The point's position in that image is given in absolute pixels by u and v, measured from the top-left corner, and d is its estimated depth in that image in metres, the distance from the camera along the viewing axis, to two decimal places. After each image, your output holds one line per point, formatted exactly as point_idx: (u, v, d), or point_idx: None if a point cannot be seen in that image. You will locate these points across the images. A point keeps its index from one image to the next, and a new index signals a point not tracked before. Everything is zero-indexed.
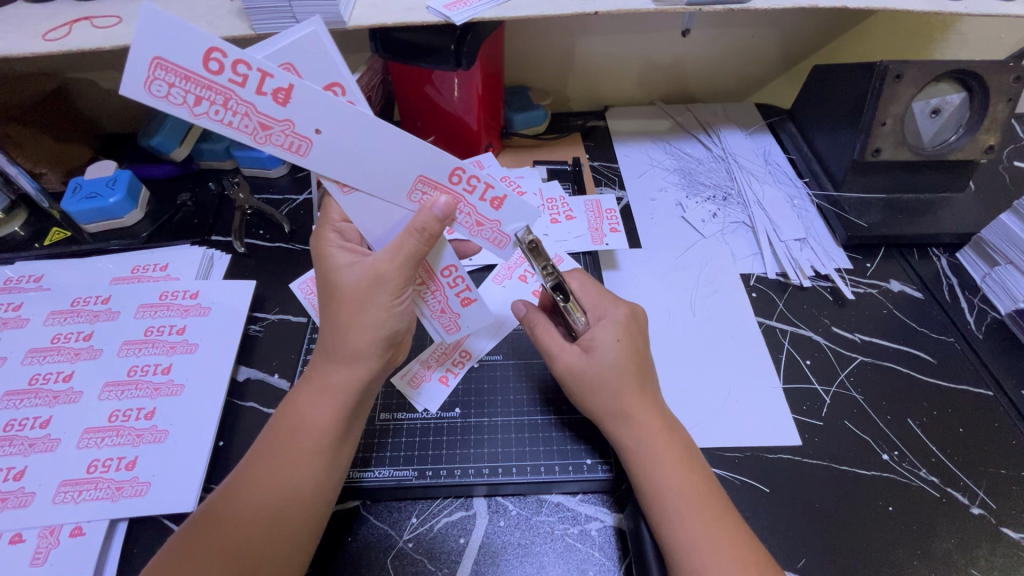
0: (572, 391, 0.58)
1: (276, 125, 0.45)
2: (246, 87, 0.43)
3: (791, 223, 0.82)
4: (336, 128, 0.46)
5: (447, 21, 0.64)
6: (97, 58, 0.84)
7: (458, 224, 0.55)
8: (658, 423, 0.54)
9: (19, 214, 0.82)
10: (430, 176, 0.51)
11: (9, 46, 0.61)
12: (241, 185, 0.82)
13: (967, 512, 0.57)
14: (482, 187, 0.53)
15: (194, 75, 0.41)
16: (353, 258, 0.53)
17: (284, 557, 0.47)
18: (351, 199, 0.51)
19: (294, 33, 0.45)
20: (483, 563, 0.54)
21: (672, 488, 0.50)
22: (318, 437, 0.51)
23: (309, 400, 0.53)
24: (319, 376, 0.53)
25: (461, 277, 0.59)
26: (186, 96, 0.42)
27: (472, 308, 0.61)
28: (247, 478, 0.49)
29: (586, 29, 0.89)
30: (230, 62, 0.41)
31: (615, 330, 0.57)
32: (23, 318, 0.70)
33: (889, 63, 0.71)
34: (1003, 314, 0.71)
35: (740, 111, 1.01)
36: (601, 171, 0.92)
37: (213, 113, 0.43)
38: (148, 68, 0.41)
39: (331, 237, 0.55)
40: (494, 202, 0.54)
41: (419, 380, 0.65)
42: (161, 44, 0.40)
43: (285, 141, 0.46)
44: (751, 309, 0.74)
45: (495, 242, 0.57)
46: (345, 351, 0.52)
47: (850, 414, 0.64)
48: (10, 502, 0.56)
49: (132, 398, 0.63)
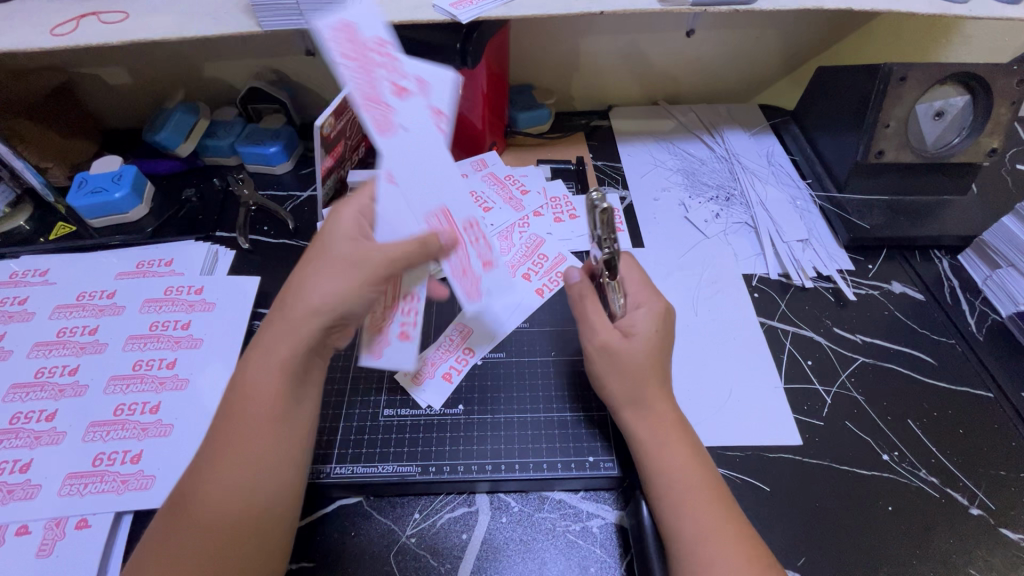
0: (596, 367, 0.58)
1: (382, 103, 0.58)
2: (383, 76, 0.59)
3: (794, 224, 0.82)
4: (414, 131, 0.59)
5: (454, 19, 0.65)
6: (103, 53, 0.85)
7: (446, 262, 0.59)
8: (673, 419, 0.55)
9: (25, 208, 0.83)
10: (451, 215, 0.59)
11: (17, 41, 0.61)
12: (246, 181, 0.85)
13: (967, 512, 0.57)
14: (479, 243, 0.61)
15: (360, 48, 0.58)
16: (353, 235, 0.56)
17: (267, 529, 0.48)
18: (387, 189, 0.58)
19: (441, 77, 0.62)
20: (484, 559, 0.55)
21: (685, 480, 0.51)
22: (273, 403, 0.51)
23: (256, 370, 0.51)
24: (264, 341, 0.52)
25: (416, 309, 0.61)
26: (344, 54, 0.57)
27: (403, 344, 0.59)
28: (209, 460, 0.49)
29: (591, 29, 0.89)
30: (387, 56, 0.60)
31: (648, 321, 0.58)
32: (29, 312, 0.71)
33: (893, 65, 0.71)
34: (1004, 317, 0.71)
35: (743, 112, 1.01)
36: (604, 171, 0.92)
37: (348, 67, 0.57)
38: (342, 32, 0.59)
39: (348, 209, 0.57)
40: (484, 262, 0.61)
41: (419, 374, 0.65)
42: (368, 31, 0.60)
43: (377, 116, 0.57)
44: (753, 308, 0.74)
45: (468, 292, 0.59)
46: (301, 312, 0.52)
47: (850, 415, 0.64)
48: (17, 494, 0.57)
49: (137, 392, 0.63)
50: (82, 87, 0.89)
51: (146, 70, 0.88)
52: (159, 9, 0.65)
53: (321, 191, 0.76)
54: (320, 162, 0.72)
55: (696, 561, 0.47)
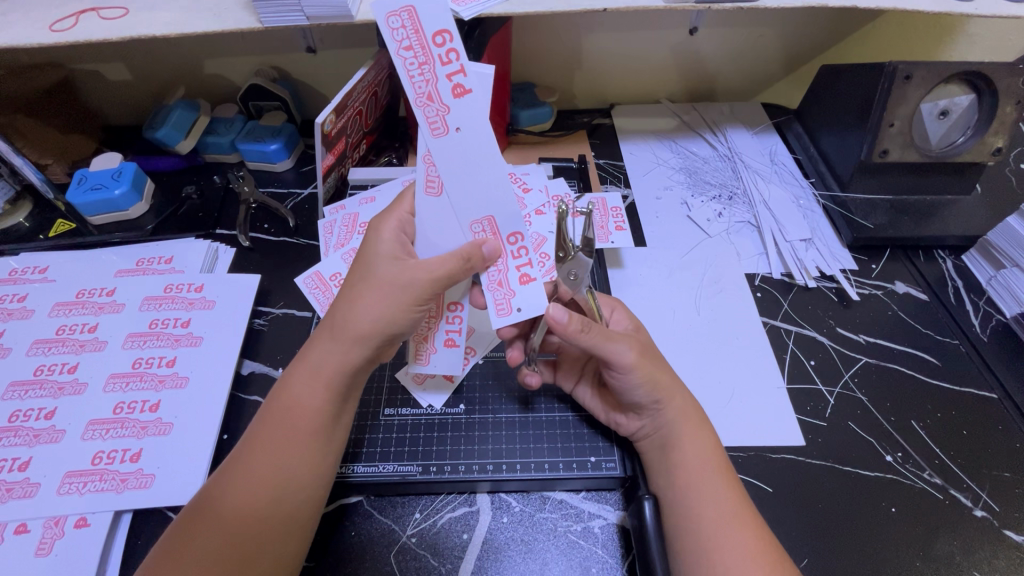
0: (639, 377, 0.54)
1: (437, 103, 0.53)
2: (442, 72, 0.52)
3: (798, 223, 0.81)
4: (470, 137, 0.53)
5: (455, 16, 0.64)
6: (102, 50, 0.84)
7: (485, 272, 0.58)
8: (689, 412, 0.56)
9: (24, 205, 0.82)
10: (497, 222, 0.57)
11: (15, 36, 0.61)
12: (246, 178, 0.84)
13: (970, 514, 0.57)
14: (523, 259, 0.58)
15: (418, 35, 0.51)
16: (391, 250, 0.56)
17: (284, 541, 0.48)
18: (430, 199, 0.57)
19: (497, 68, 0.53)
20: (485, 559, 0.54)
21: (694, 479, 0.52)
22: (310, 412, 0.52)
23: (302, 380, 0.53)
24: (313, 355, 0.53)
25: (461, 318, 0.62)
26: (402, 42, 0.51)
27: (449, 351, 0.62)
28: (240, 460, 0.50)
29: (594, 27, 0.89)
30: (447, 47, 0.51)
31: (628, 318, 0.64)
32: (28, 309, 0.70)
33: (899, 63, 0.71)
34: (1008, 317, 0.71)
35: (746, 111, 1.00)
36: (606, 169, 0.91)
37: (406, 59, 0.52)
38: (399, 8, 0.51)
39: (389, 224, 0.58)
40: (524, 277, 0.58)
41: (424, 377, 0.64)
42: (424, 7, 0.50)
43: (432, 116, 0.53)
44: (757, 308, 0.74)
45: (500, 307, 0.58)
46: (337, 317, 0.54)
47: (853, 415, 0.64)
48: (16, 493, 0.56)
49: (137, 390, 0.63)
50: (80, 83, 0.88)
51: (146, 67, 0.88)
52: (159, 5, 0.65)
53: (320, 189, 0.76)
54: (320, 161, 0.72)
55: (709, 549, 0.47)
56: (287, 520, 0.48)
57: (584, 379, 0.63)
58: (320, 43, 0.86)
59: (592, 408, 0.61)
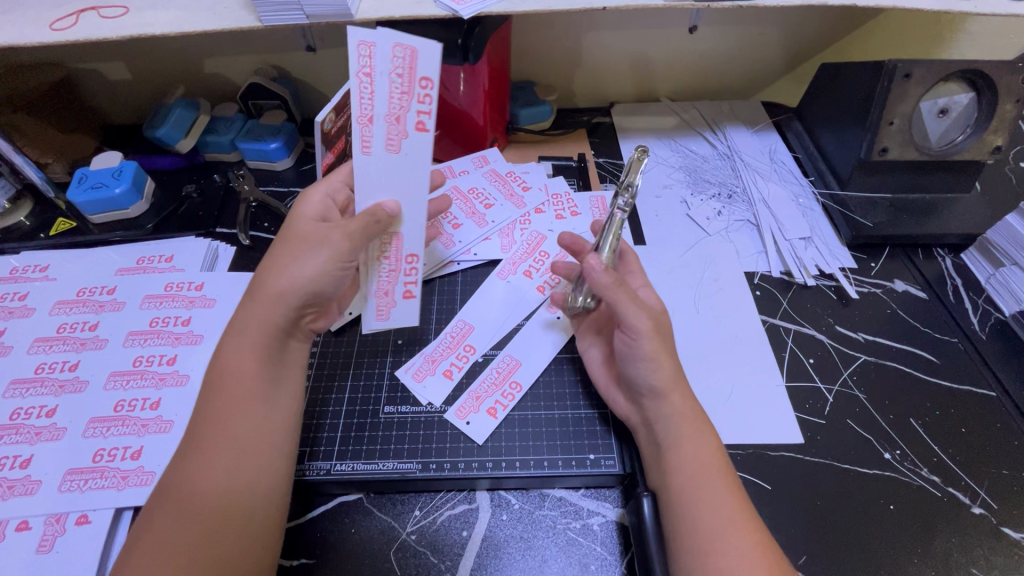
0: (648, 350, 0.55)
1: (520, 270, 0.75)
2: (418, 113, 0.53)
3: (796, 222, 0.82)
4: (415, 146, 0.55)
5: (455, 14, 0.64)
6: (103, 49, 0.84)
7: (477, 381, 0.65)
8: (688, 409, 0.55)
9: (25, 205, 0.83)
10: (399, 169, 0.56)
11: (15, 36, 0.61)
12: (246, 177, 0.83)
13: (969, 511, 0.57)
14: (501, 403, 0.63)
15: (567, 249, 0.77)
16: (317, 216, 0.60)
17: (254, 536, 0.48)
18: (386, 156, 0.55)
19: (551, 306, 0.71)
20: (485, 556, 0.55)
21: (692, 479, 0.51)
22: (250, 382, 0.53)
23: (235, 349, 0.54)
24: (237, 321, 0.55)
25: (415, 270, 0.62)
26: (394, 67, 0.51)
27: (406, 303, 0.64)
28: (197, 456, 0.49)
29: (593, 25, 0.89)
30: (429, 94, 0.52)
31: (656, 298, 0.63)
32: (29, 308, 0.70)
33: (897, 62, 0.71)
34: (1007, 315, 0.71)
35: (747, 110, 1.00)
36: (606, 167, 0.91)
37: (363, 82, 0.52)
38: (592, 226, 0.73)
39: (316, 195, 0.61)
40: (492, 413, 0.62)
41: (384, 308, 0.63)
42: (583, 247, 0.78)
43: (515, 264, 0.75)
44: (755, 307, 0.74)
45: (460, 408, 0.62)
46: (268, 295, 0.55)
47: (852, 413, 0.64)
48: (17, 490, 0.57)
49: (137, 388, 0.63)
50: (80, 82, 0.88)
51: (146, 66, 0.88)
52: (159, 4, 0.65)
53: None
54: (319, 159, 0.70)
55: (706, 551, 0.47)
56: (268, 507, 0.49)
57: (600, 339, 0.66)
58: (320, 42, 0.86)
59: (600, 387, 0.63)
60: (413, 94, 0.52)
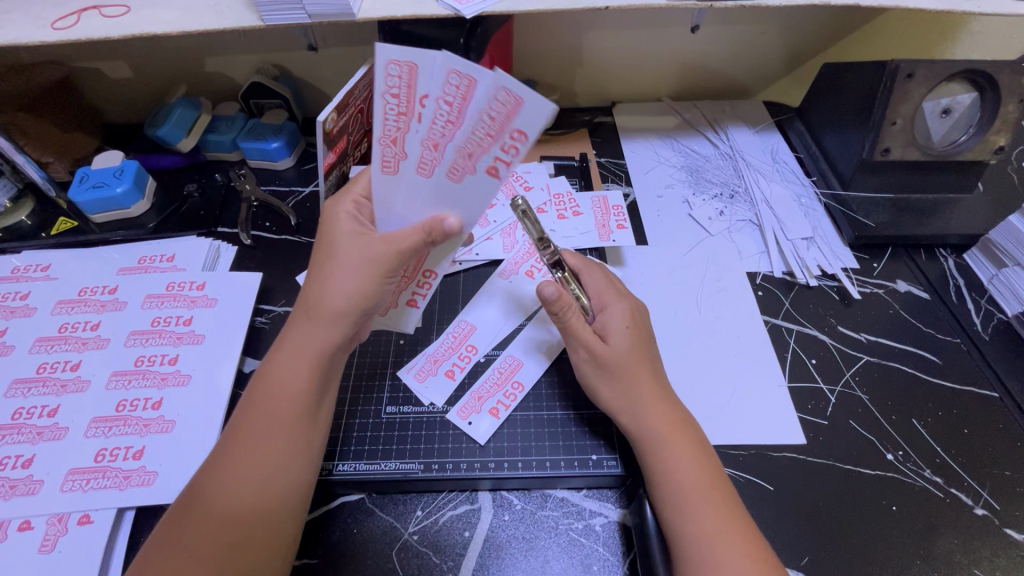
0: (586, 379, 0.59)
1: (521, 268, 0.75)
2: (495, 157, 0.51)
3: (799, 222, 0.82)
4: (478, 181, 0.53)
5: (457, 13, 0.63)
6: (103, 48, 0.84)
7: (478, 381, 0.65)
8: (670, 421, 0.55)
9: (25, 204, 0.83)
10: (449, 194, 0.55)
11: (17, 34, 0.61)
12: (247, 176, 0.84)
13: (971, 512, 0.57)
14: (506, 402, 0.63)
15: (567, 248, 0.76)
16: (354, 227, 0.57)
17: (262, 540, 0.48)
18: (444, 181, 0.54)
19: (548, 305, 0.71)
20: (487, 556, 0.55)
21: (686, 485, 0.51)
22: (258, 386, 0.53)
23: (285, 362, 0.54)
24: (295, 339, 0.54)
25: (429, 285, 0.63)
26: (490, 110, 0.49)
27: (408, 309, 0.64)
28: (219, 465, 0.49)
29: (594, 25, 0.88)
30: (516, 146, 0.50)
31: (620, 318, 0.60)
32: (31, 307, 0.70)
33: (900, 62, 0.71)
34: (1010, 315, 0.71)
35: (748, 109, 1.00)
36: (608, 167, 0.91)
37: (438, 106, 0.51)
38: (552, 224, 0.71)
39: (345, 206, 0.58)
40: (494, 412, 0.62)
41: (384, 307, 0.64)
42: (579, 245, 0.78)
43: (515, 263, 0.75)
44: (758, 308, 0.74)
45: (462, 409, 0.62)
46: (325, 312, 0.54)
47: (855, 413, 0.64)
48: (19, 490, 0.56)
49: (139, 388, 0.63)
50: (81, 80, 0.88)
51: (147, 65, 0.87)
52: (160, 3, 0.65)
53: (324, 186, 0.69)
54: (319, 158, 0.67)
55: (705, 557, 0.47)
56: (285, 507, 0.49)
57: None
58: (321, 41, 0.86)
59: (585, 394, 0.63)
60: (500, 138, 0.50)
